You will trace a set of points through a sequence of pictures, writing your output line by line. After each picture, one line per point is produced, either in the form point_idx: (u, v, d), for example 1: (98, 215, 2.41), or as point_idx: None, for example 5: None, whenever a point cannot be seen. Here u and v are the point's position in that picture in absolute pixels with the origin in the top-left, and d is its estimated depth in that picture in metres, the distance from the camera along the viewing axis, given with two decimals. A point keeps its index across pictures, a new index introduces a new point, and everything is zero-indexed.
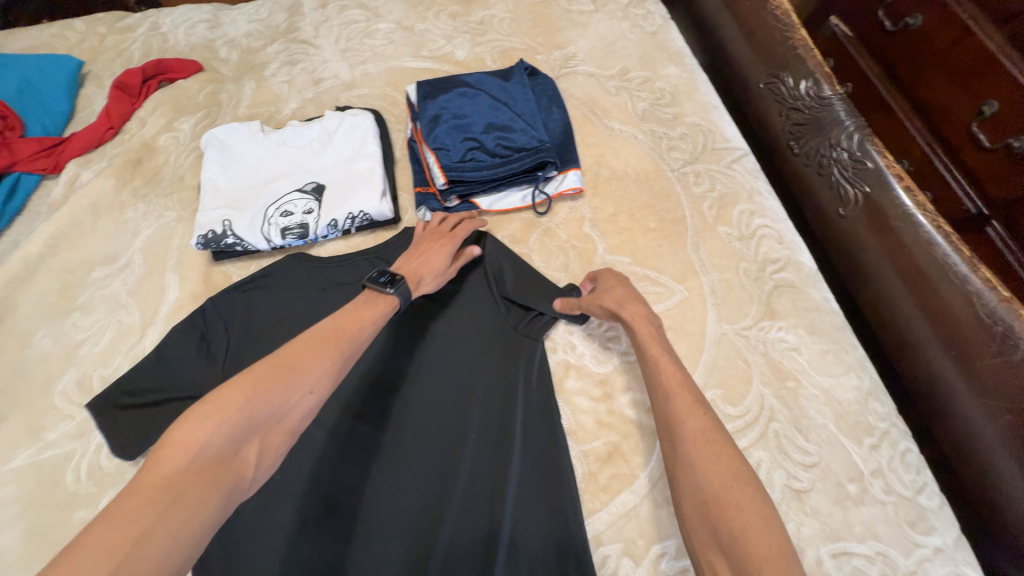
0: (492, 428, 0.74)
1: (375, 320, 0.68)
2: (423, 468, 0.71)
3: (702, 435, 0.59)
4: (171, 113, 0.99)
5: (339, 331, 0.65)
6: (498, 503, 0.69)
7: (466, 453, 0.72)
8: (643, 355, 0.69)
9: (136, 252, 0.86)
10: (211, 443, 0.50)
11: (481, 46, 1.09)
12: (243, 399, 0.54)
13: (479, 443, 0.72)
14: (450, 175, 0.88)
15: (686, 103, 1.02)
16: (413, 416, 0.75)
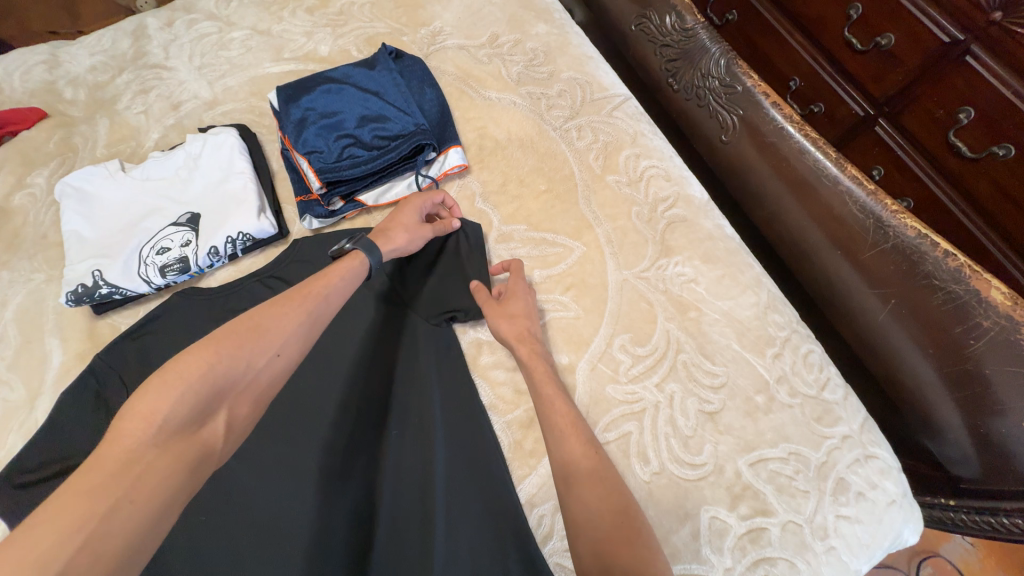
0: (412, 421, 0.75)
1: (345, 279, 0.68)
2: (349, 476, 0.71)
3: (591, 474, 0.57)
4: (21, 168, 0.92)
5: (304, 291, 0.64)
6: (428, 492, 0.70)
7: (391, 451, 0.73)
8: (537, 397, 0.66)
9: (9, 323, 0.81)
10: (178, 409, 0.49)
11: (344, 37, 1.04)
12: (208, 366, 0.53)
13: (402, 438, 0.74)
14: (326, 177, 0.84)
15: (561, 58, 1.01)
16: (331, 427, 0.75)
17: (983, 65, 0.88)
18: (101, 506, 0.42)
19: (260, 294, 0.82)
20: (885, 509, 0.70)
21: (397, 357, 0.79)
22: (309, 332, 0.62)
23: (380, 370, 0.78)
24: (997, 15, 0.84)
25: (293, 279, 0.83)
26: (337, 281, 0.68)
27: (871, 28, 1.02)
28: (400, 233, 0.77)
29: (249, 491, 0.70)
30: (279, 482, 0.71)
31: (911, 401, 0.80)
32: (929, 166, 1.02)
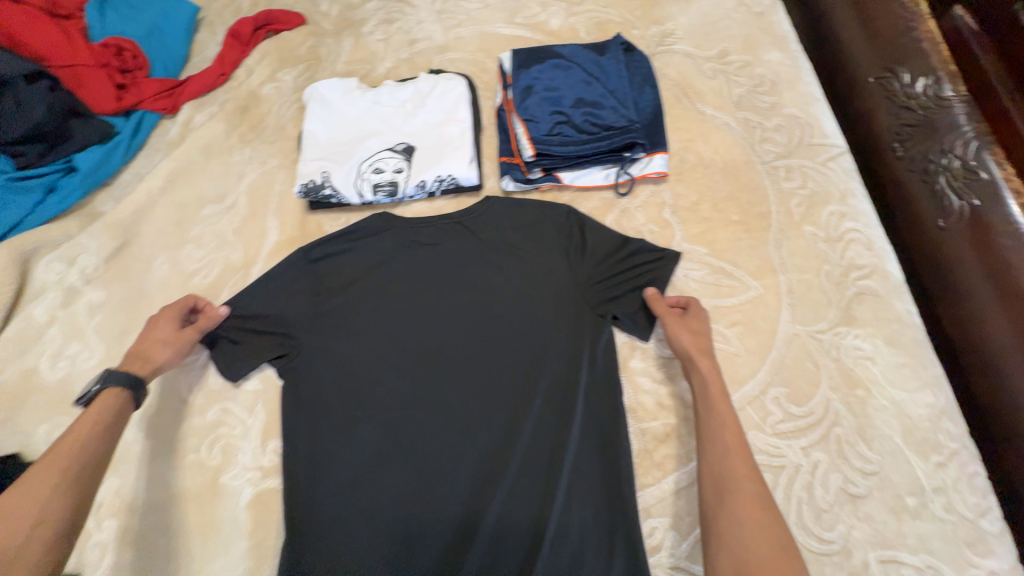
0: (553, 396, 0.78)
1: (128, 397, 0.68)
2: (485, 426, 0.76)
3: (753, 497, 0.60)
4: (276, 63, 1.04)
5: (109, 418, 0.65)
6: (555, 466, 0.74)
7: (528, 418, 0.76)
8: (706, 406, 0.69)
9: (242, 194, 0.94)
10: (48, 511, 0.55)
11: (576, 16, 1.06)
12: (64, 494, 0.57)
13: (541, 408, 0.77)
14: (538, 148, 0.88)
15: (786, 92, 0.98)
16: (478, 376, 0.79)
17: None
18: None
19: (445, 235, 0.89)
20: None
21: (552, 331, 0.82)
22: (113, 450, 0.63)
23: (533, 337, 0.82)
24: None
25: (478, 230, 0.89)
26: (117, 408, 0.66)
27: None
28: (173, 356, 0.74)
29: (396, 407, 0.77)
30: (425, 407, 0.77)
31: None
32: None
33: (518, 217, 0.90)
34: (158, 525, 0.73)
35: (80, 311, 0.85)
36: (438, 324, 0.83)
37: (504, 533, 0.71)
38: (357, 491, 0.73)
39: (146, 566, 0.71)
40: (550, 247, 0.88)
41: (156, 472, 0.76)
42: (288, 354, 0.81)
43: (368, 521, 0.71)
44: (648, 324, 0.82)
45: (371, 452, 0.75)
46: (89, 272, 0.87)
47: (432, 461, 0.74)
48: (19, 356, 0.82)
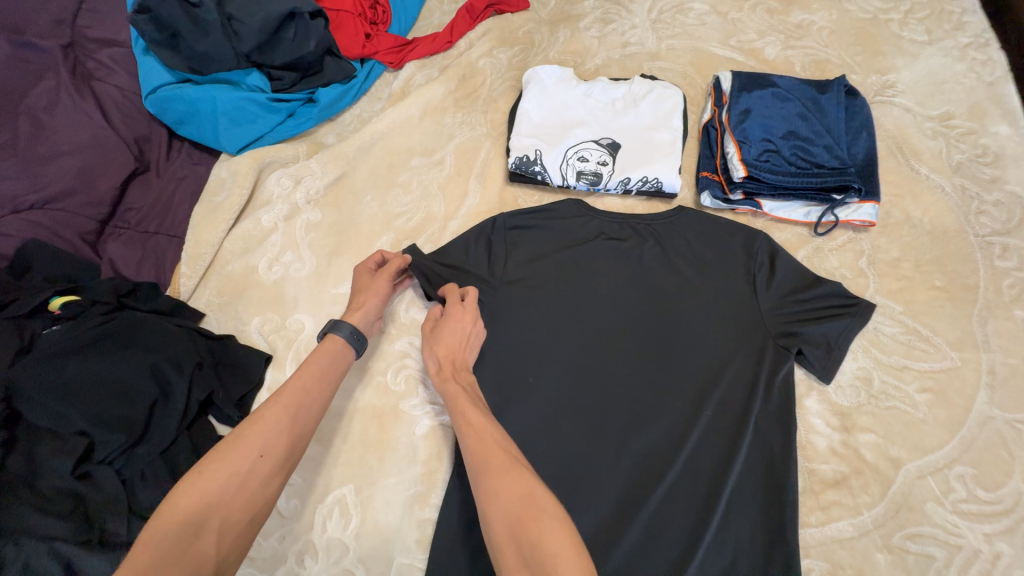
0: (722, 418, 0.79)
1: (332, 362, 0.68)
2: (648, 430, 0.78)
3: None
4: (495, 41, 1.11)
5: (311, 381, 0.64)
6: (717, 485, 0.75)
7: (693, 432, 0.78)
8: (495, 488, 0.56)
9: (450, 153, 1.01)
10: (265, 455, 0.57)
11: (794, 49, 1.06)
12: (279, 437, 0.59)
13: (707, 426, 0.78)
14: (750, 171, 0.89)
15: (1011, 168, 0.93)
16: (647, 381, 0.81)
17: None
18: (193, 518, 0.52)
19: (632, 234, 0.91)
20: None
21: (728, 352, 0.82)
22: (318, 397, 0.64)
23: (708, 354, 0.82)
24: None
25: (666, 236, 0.91)
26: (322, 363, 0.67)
27: None
28: (368, 304, 0.77)
29: (566, 389, 0.81)
30: (593, 397, 0.81)
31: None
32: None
33: (707, 233, 0.91)
34: (340, 430, 0.81)
35: (299, 226, 0.95)
36: (613, 318, 0.85)
37: (654, 535, 0.73)
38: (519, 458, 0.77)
39: (328, 463, 0.79)
40: (735, 269, 0.87)
41: (345, 383, 0.84)
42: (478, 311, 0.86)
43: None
44: (831, 365, 0.80)
45: (540, 420, 0.80)
46: (311, 194, 0.97)
47: (592, 449, 0.78)
48: (245, 254, 0.93)
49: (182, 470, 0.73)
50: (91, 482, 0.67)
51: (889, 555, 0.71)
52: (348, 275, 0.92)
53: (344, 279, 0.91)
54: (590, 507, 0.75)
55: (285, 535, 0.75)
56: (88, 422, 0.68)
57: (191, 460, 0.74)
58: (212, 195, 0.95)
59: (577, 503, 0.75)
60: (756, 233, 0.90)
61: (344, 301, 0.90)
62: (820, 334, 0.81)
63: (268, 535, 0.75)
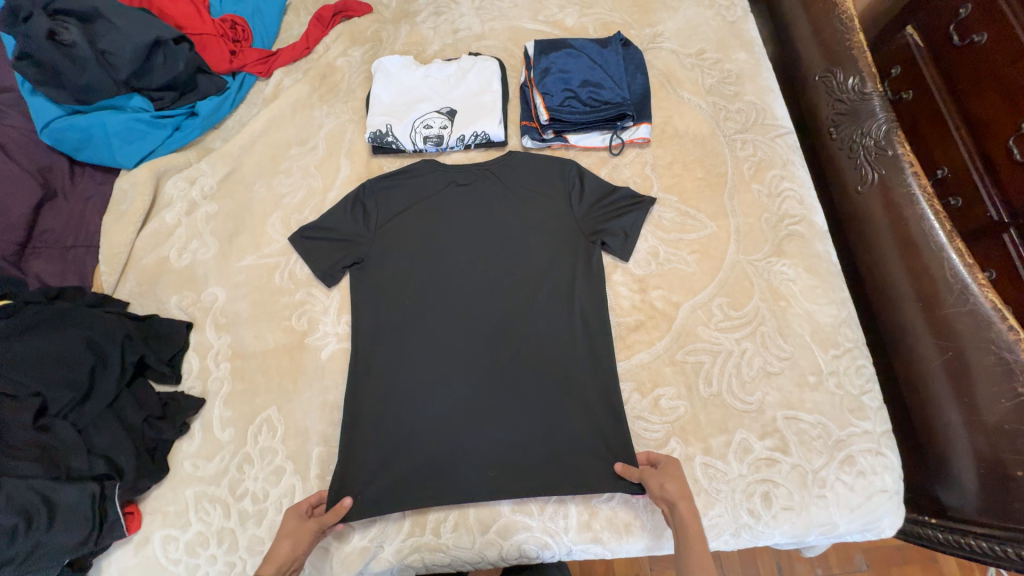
0: (553, 307, 1.03)
1: None
2: (500, 327, 1.02)
3: None
4: (348, 42, 1.32)
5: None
6: (552, 354, 1.00)
7: (532, 323, 1.02)
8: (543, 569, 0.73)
9: (321, 139, 1.21)
10: None
11: (587, 16, 1.33)
12: None
13: (543, 315, 1.03)
14: (551, 114, 1.15)
15: (749, 84, 1.24)
16: (495, 293, 1.05)
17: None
18: None
19: (473, 184, 1.14)
20: (875, 491, 0.93)
21: (553, 259, 1.07)
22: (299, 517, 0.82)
23: (539, 264, 1.07)
24: None
25: (500, 181, 1.14)
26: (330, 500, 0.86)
27: (982, 144, 1.10)
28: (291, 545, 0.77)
29: (433, 311, 1.03)
30: (456, 312, 1.03)
31: (939, 444, 1.00)
32: (1019, 234, 1.03)
33: (531, 173, 1.15)
34: (259, 368, 1.01)
35: (199, 218, 1.13)
36: (465, 252, 1.08)
37: (510, 400, 0.97)
38: (404, 361, 0.99)
39: (254, 395, 0.99)
40: (555, 198, 1.12)
41: (258, 332, 1.04)
42: (357, 264, 1.07)
43: (411, 383, 0.98)
44: (628, 248, 1.06)
45: (416, 328, 1.02)
46: (205, 191, 1.15)
47: (458, 351, 1.00)
48: (155, 248, 1.10)
49: (130, 418, 0.91)
50: (52, 433, 0.85)
51: (674, 367, 0.99)
52: (247, 251, 1.11)
53: (244, 254, 1.10)
54: (460, 391, 0.97)
55: (226, 453, 0.95)
56: (41, 385, 0.85)
57: (137, 410, 0.93)
58: (117, 205, 1.11)
59: (449, 391, 0.97)
60: (563, 160, 1.15)
61: (248, 271, 1.09)
62: (613, 227, 1.08)
63: (211, 458, 0.95)
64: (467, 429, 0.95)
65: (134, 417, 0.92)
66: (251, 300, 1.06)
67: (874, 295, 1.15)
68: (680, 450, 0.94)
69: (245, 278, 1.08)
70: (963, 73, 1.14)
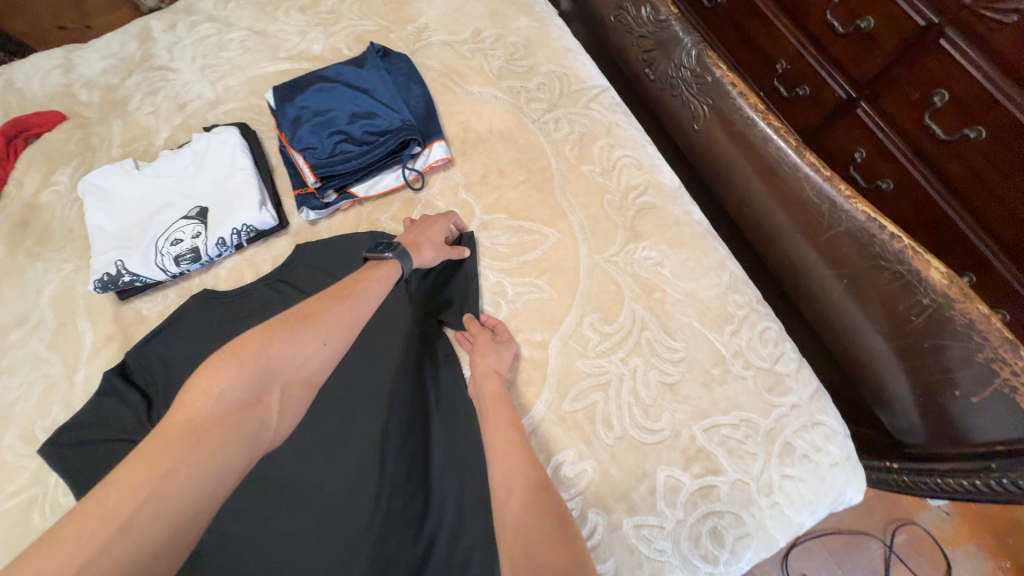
0: (406, 420, 0.80)
1: (378, 280, 0.71)
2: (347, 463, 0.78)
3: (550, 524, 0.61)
4: (46, 167, 1.01)
5: (346, 289, 0.66)
6: (420, 479, 0.76)
7: (385, 446, 0.79)
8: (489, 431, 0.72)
9: (46, 308, 0.91)
10: (328, 342, 0.59)
11: (335, 35, 1.09)
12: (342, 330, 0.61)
13: (397, 433, 0.79)
14: (321, 173, 0.92)
15: (541, 51, 1.05)
16: (329, 425, 0.81)
17: (871, 117, 1.08)
18: (256, 372, 0.53)
19: (263, 298, 0.89)
20: (827, 470, 0.79)
21: (386, 354, 0.84)
22: (350, 333, 0.62)
23: (370, 368, 0.83)
24: (874, 81, 1.05)
25: (296, 281, 0.90)
26: (379, 281, 0.71)
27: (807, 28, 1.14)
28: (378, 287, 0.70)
29: (255, 481, 0.78)
30: (283, 472, 0.78)
31: (869, 377, 0.88)
32: (871, 105, 1.08)
33: (326, 257, 0.90)
34: None
35: None
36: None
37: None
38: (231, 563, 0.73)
39: None
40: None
41: None
42: None
43: None
44: (473, 295, 0.88)
45: (236, 510, 0.76)
46: None
47: (300, 524, 0.75)
48: None
49: None
50: None
51: (566, 424, 0.81)
52: None
53: None
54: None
55: None
56: None
57: None
58: None
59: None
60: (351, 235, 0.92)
61: None
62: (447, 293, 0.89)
63: None
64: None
65: None
66: None
67: (756, 235, 1.00)
68: (603, 522, 0.75)
69: None
70: None
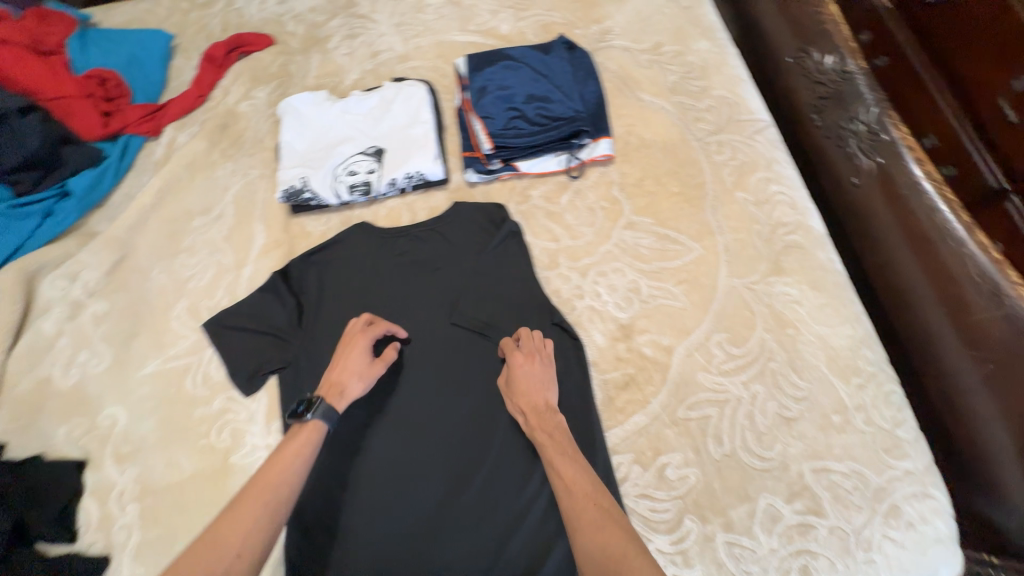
0: None
1: (299, 452, 0.67)
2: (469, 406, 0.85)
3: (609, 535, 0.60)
4: (250, 82, 1.12)
5: (263, 477, 0.63)
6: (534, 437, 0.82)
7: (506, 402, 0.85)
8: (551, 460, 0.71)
9: (229, 204, 1.02)
10: (243, 552, 0.56)
11: (523, 20, 1.17)
12: (259, 530, 0.58)
13: None
14: (496, 142, 0.98)
15: (715, 76, 1.09)
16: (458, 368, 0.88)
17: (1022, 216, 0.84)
18: None
19: (419, 243, 0.96)
20: (930, 544, 0.77)
21: (521, 323, 0.90)
22: (269, 527, 0.59)
23: (503, 331, 0.90)
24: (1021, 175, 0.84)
25: (445, 235, 0.97)
26: (294, 456, 0.66)
27: (973, 104, 0.91)
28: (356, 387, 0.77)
29: (386, 394, 0.86)
30: (414, 397, 0.86)
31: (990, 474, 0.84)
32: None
33: (482, 221, 0.98)
34: (177, 504, 0.80)
35: (86, 322, 0.92)
36: (416, 327, 0.91)
37: (485, 507, 0.78)
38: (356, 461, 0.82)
39: (171, 538, 0.78)
40: (510, 251, 0.96)
41: (171, 458, 0.83)
42: (285, 365, 0.87)
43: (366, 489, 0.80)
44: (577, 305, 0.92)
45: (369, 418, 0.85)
46: (90, 286, 0.94)
47: (420, 450, 0.82)
48: (31, 368, 0.89)
49: None
50: None
51: (677, 428, 0.83)
52: (149, 355, 0.90)
53: (145, 360, 0.90)
54: (424, 501, 0.79)
55: None
56: None
57: None
58: None
59: (411, 503, 0.79)
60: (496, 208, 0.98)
61: (153, 380, 0.88)
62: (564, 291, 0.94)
63: None
64: (433, 551, 0.76)
65: None
66: (157, 417, 0.86)
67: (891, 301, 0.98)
68: (698, 530, 0.78)
69: (149, 390, 0.88)
70: (943, 29, 0.96)
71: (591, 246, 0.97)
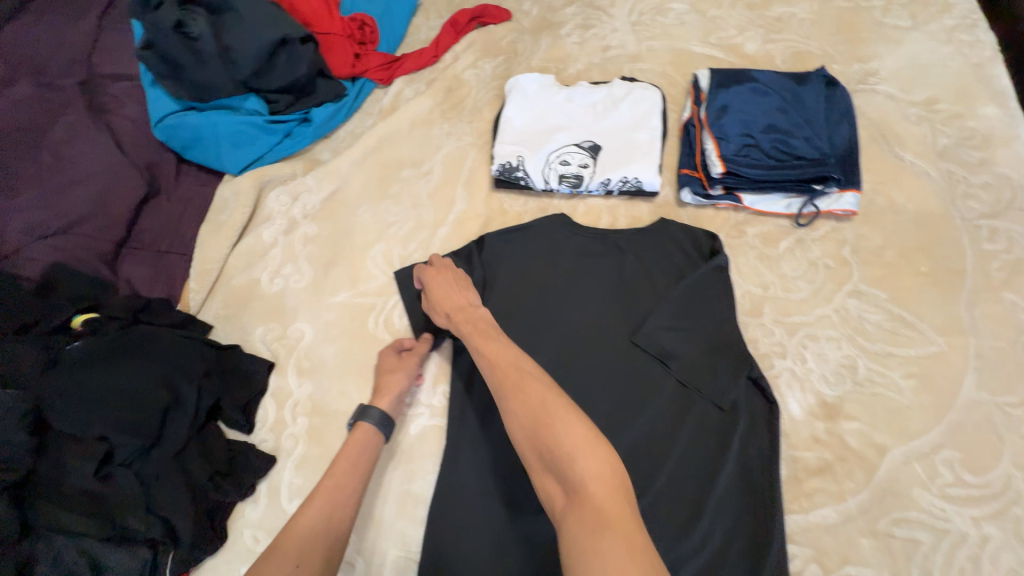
0: (705, 432, 0.77)
1: (354, 458, 0.71)
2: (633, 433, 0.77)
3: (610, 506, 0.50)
4: (480, 53, 1.15)
5: (325, 483, 0.67)
6: (700, 493, 0.73)
7: (675, 444, 0.76)
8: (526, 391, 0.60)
9: (438, 163, 1.05)
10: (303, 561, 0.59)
11: (774, 43, 1.07)
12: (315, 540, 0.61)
13: (690, 438, 0.77)
14: (728, 166, 0.90)
15: (1000, 150, 0.92)
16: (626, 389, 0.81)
17: None
18: None
19: (612, 249, 0.91)
20: None
21: (709, 364, 0.81)
22: (331, 529, 0.63)
23: (685, 365, 0.81)
24: None
25: (641, 248, 0.91)
26: (344, 462, 0.70)
27: None
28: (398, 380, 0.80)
29: None
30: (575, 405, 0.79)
31: None
32: None
33: (686, 247, 0.90)
34: (340, 431, 0.84)
35: (297, 240, 1.00)
36: (593, 332, 0.84)
37: None
38: (498, 454, 0.76)
39: (329, 463, 0.81)
40: (712, 284, 0.86)
41: (343, 387, 0.87)
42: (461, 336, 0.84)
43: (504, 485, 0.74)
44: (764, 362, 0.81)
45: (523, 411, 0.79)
46: (307, 209, 1.02)
47: None
48: (247, 268, 0.98)
49: (194, 474, 0.76)
50: (112, 484, 0.72)
51: (875, 541, 0.71)
52: (342, 285, 0.96)
53: (338, 288, 0.95)
54: None
55: None
56: (108, 428, 0.71)
57: (203, 463, 0.77)
58: (216, 215, 1.01)
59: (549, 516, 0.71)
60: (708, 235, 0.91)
61: (340, 309, 0.93)
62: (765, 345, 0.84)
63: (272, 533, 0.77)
64: None
65: (201, 475, 0.76)
66: (338, 345, 0.90)
67: None
68: None
69: (335, 317, 0.93)
70: None
71: (805, 304, 0.87)
